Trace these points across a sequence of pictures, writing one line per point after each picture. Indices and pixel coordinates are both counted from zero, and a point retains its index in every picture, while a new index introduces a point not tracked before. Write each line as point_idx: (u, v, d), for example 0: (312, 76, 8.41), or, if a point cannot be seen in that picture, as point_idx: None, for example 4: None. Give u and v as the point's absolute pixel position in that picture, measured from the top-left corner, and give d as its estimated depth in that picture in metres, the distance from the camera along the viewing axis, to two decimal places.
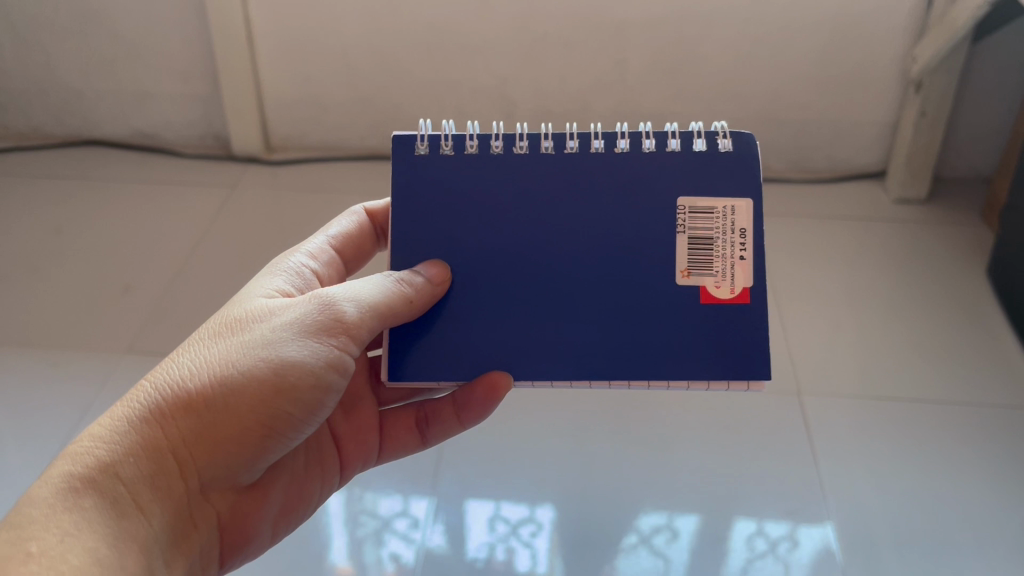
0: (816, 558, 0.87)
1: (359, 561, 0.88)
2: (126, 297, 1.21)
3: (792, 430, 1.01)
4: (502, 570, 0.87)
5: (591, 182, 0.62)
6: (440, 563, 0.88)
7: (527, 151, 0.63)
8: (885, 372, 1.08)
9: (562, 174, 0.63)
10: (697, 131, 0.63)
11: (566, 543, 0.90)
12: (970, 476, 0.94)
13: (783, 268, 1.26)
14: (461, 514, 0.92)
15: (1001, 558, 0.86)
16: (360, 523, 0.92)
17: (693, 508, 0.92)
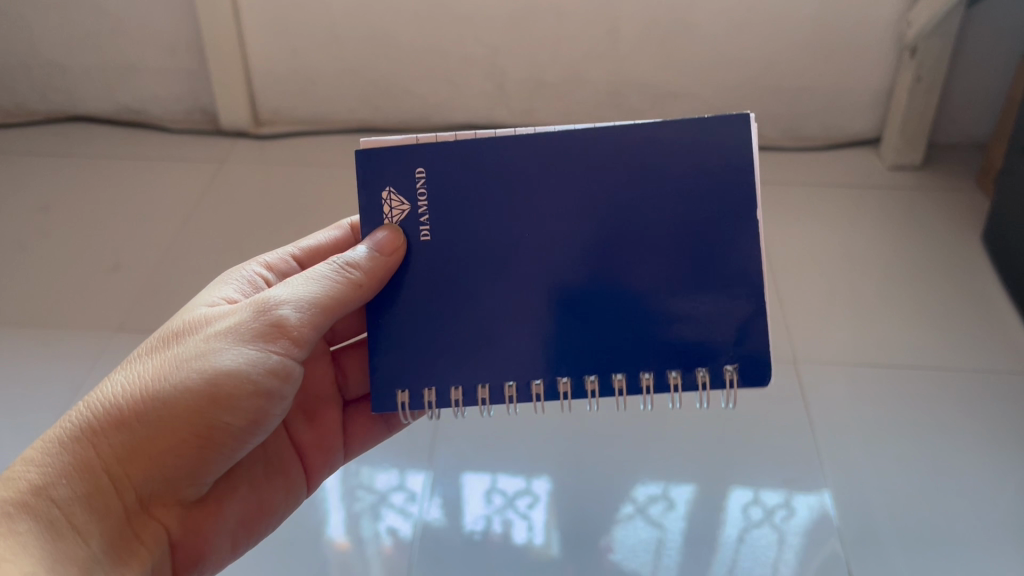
0: (811, 525, 0.87)
1: (356, 537, 0.88)
2: (115, 273, 1.20)
3: (787, 398, 1.00)
4: (499, 542, 0.87)
5: (564, 356, 0.58)
6: (438, 534, 0.88)
7: (520, 380, 0.59)
8: (886, 341, 1.07)
9: (560, 357, 0.58)
10: (705, 383, 0.57)
11: (565, 517, 0.89)
12: (971, 446, 0.94)
13: (780, 237, 1.25)
14: (458, 487, 0.92)
15: (999, 527, 0.86)
16: (356, 496, 0.91)
17: (691, 479, 0.92)
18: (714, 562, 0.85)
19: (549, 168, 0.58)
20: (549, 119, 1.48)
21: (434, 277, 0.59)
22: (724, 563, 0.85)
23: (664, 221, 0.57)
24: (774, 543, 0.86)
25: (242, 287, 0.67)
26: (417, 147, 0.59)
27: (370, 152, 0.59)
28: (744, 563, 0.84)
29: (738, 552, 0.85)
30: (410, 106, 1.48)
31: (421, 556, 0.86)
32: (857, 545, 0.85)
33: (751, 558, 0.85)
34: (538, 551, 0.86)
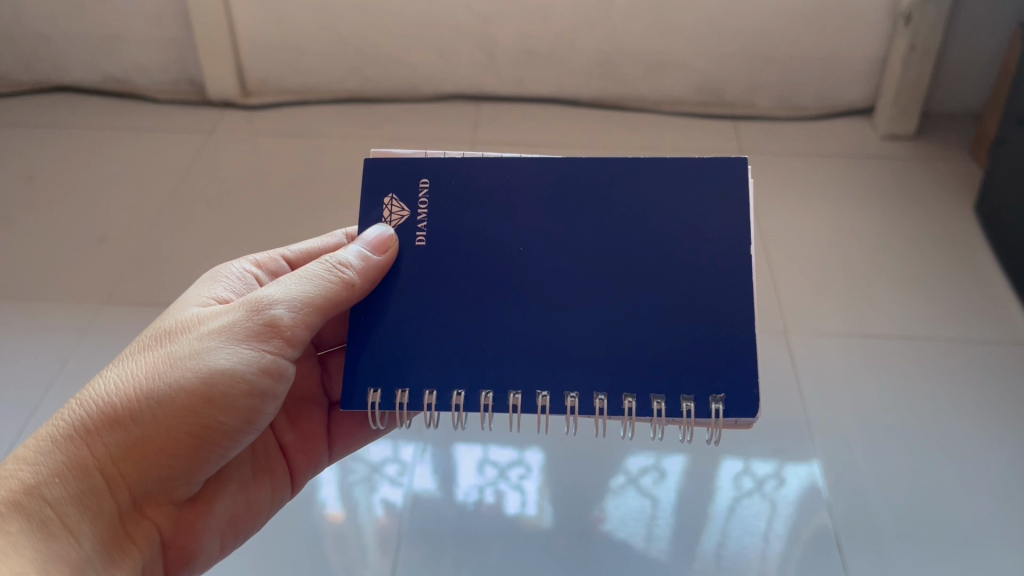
0: (801, 495, 0.87)
1: (349, 506, 0.88)
2: (103, 246, 1.19)
3: (778, 367, 1.00)
4: (491, 512, 0.87)
5: (542, 366, 0.56)
6: (431, 504, 0.88)
7: (496, 390, 0.56)
8: (877, 312, 1.07)
9: (540, 369, 0.56)
10: (689, 412, 0.54)
11: (558, 489, 0.89)
12: (961, 417, 0.94)
13: (773, 208, 1.24)
14: (450, 457, 0.92)
15: (989, 497, 0.87)
16: (349, 467, 0.91)
17: (682, 449, 0.92)
18: (705, 529, 0.85)
19: (547, 181, 0.60)
20: (540, 89, 1.46)
21: (423, 274, 0.59)
22: (714, 530, 0.85)
23: (657, 234, 0.58)
24: (764, 512, 0.86)
25: (233, 284, 0.65)
26: (426, 161, 0.62)
27: (381, 163, 0.63)
28: (734, 530, 0.85)
29: (728, 519, 0.86)
30: (401, 75, 1.46)
31: (413, 527, 0.86)
32: (846, 514, 0.86)
33: (741, 524, 0.85)
34: (531, 522, 0.87)
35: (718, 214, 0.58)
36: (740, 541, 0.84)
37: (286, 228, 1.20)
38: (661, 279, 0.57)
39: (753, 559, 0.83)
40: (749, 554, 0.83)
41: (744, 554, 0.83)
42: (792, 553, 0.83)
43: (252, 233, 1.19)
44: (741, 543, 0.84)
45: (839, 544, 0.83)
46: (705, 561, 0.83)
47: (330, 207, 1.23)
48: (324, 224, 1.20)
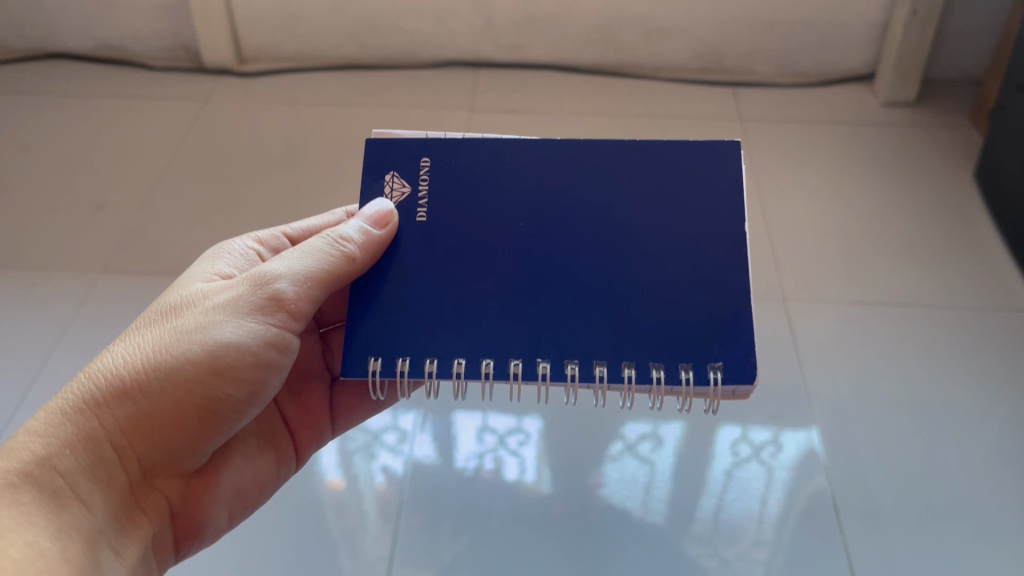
0: (799, 461, 0.88)
1: (349, 475, 0.88)
2: (99, 214, 1.18)
3: (777, 335, 1.01)
4: (490, 479, 0.88)
5: (543, 335, 0.56)
6: (430, 472, 0.89)
7: (496, 358, 0.55)
8: (878, 279, 1.07)
9: (541, 338, 0.56)
10: (689, 381, 0.54)
11: (557, 456, 0.90)
12: (957, 384, 0.95)
13: (776, 176, 1.24)
14: (449, 425, 0.93)
15: (984, 464, 0.87)
16: (348, 435, 0.92)
17: (680, 416, 0.93)
18: (703, 494, 0.86)
19: (549, 158, 0.61)
20: (538, 55, 1.45)
21: (424, 246, 0.59)
22: (711, 495, 0.86)
23: (658, 207, 0.59)
24: (762, 478, 0.87)
25: (236, 260, 0.65)
26: (427, 140, 0.63)
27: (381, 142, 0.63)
28: (732, 495, 0.86)
29: (726, 484, 0.87)
30: (397, 41, 1.45)
31: (413, 493, 0.87)
32: (842, 480, 0.86)
33: (738, 490, 0.86)
34: (530, 488, 0.87)
35: (715, 188, 0.59)
36: (738, 506, 0.85)
37: (283, 196, 1.20)
38: (663, 251, 0.58)
39: (751, 523, 0.83)
40: (746, 518, 0.84)
41: (742, 519, 0.84)
42: (791, 517, 0.84)
43: (251, 201, 1.19)
44: (739, 508, 0.85)
45: (833, 509, 0.84)
46: (703, 525, 0.84)
47: (328, 175, 1.23)
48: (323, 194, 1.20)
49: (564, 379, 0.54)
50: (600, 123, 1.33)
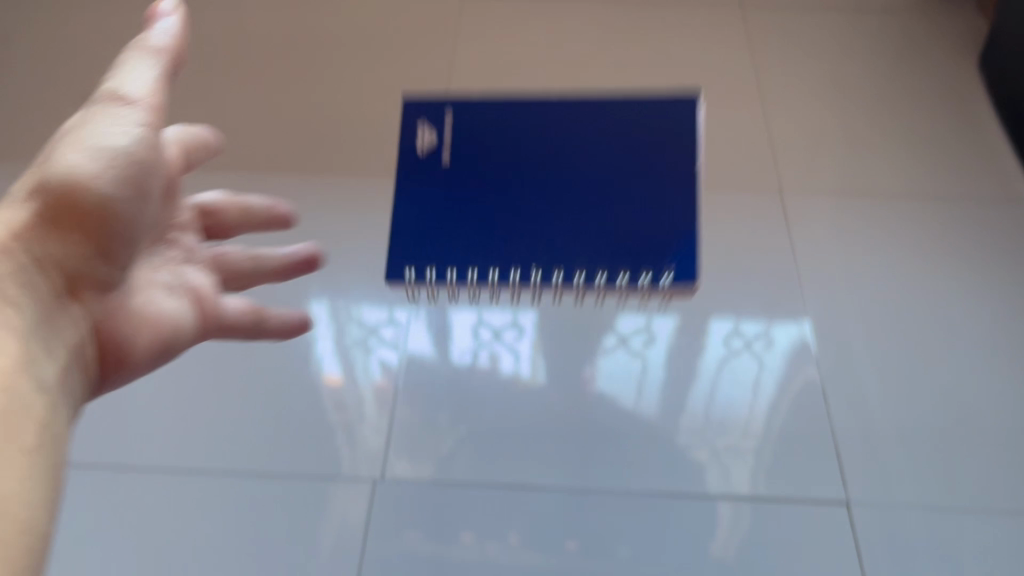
0: (789, 356, 0.89)
1: (344, 368, 0.89)
2: (75, 107, 1.13)
3: (772, 226, 1.01)
4: (486, 374, 0.89)
5: (540, 242, 0.61)
6: (427, 364, 0.90)
7: (501, 266, 0.61)
8: (877, 183, 1.05)
9: (536, 246, 0.61)
10: (658, 278, 0.60)
11: (558, 353, 0.90)
12: (952, 276, 0.96)
13: (771, 79, 1.19)
14: (445, 320, 0.93)
15: (979, 354, 0.89)
16: (345, 328, 0.92)
17: (673, 309, 0.93)
18: (693, 389, 0.87)
19: None
20: None
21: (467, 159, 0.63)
22: (702, 392, 0.87)
23: (664, 112, 0.62)
24: (753, 370, 0.88)
25: None
26: None
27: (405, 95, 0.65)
28: (724, 388, 0.87)
29: (717, 378, 0.88)
30: None
31: (411, 384, 0.88)
32: (833, 370, 0.88)
33: (730, 384, 0.87)
34: (525, 380, 0.88)
35: None
36: (730, 398, 0.86)
37: (274, 96, 1.17)
38: (671, 124, 0.62)
39: (741, 416, 0.85)
40: (738, 412, 0.85)
41: (733, 412, 0.85)
42: (781, 410, 0.85)
43: (240, 100, 1.16)
44: (730, 401, 0.86)
45: (822, 403, 0.86)
46: (694, 414, 0.85)
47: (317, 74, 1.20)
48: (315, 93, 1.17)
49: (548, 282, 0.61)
50: (594, 15, 1.29)
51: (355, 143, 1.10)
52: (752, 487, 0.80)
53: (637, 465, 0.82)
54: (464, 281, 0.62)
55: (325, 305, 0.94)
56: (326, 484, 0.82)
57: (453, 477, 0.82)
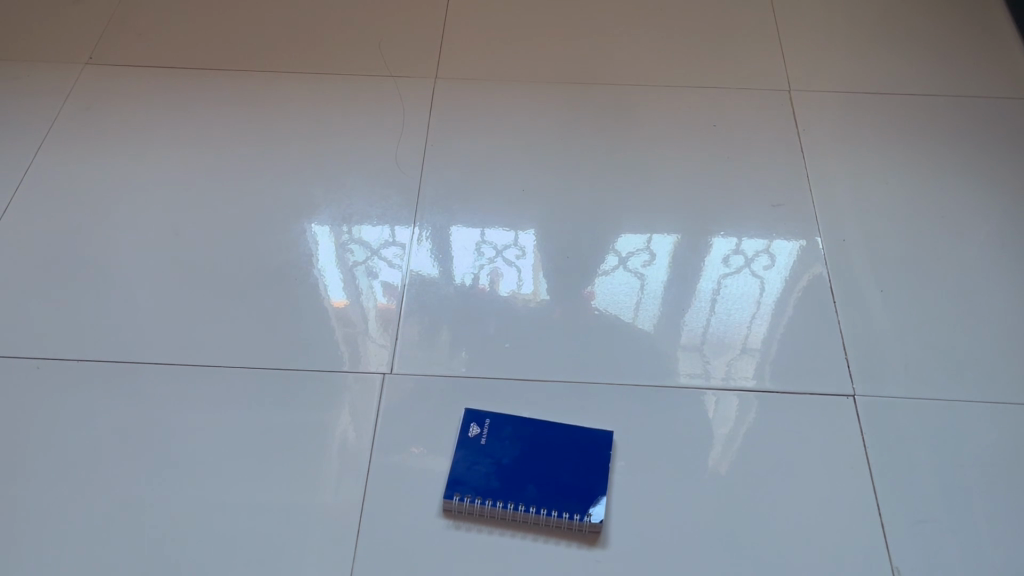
0: (789, 273, 0.98)
1: (352, 290, 0.96)
2: (262, 17, 1.28)
3: (795, 192, 1.05)
4: (485, 291, 0.96)
5: (552, 432, 0.83)
6: (426, 280, 0.97)
7: (514, 441, 0.83)
8: (921, 192, 1.05)
9: (551, 442, 0.82)
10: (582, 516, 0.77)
11: (551, 268, 0.98)
12: (993, 278, 0.97)
13: (824, 77, 1.20)
14: (447, 237, 1.01)
15: (999, 386, 0.88)
16: (349, 250, 0.99)
17: (680, 231, 1.02)
18: (692, 308, 0.95)
19: None
20: None
21: None
22: (702, 311, 0.95)
23: None
24: (745, 313, 0.94)
25: None
26: None
27: None
28: (723, 302, 0.95)
29: (716, 297, 0.96)
30: None
31: (411, 300, 0.95)
32: (848, 351, 0.91)
33: (729, 300, 0.95)
34: (526, 294, 0.96)
35: None
36: (726, 316, 0.94)
37: (432, 26, 1.27)
38: None
39: (738, 337, 0.92)
40: (734, 325, 0.93)
41: (731, 331, 0.93)
42: (778, 333, 0.93)
43: (400, 27, 1.27)
44: (727, 322, 0.94)
45: (818, 354, 0.91)
46: (692, 336, 0.92)
47: (462, 3, 1.31)
48: (410, 11, 1.29)
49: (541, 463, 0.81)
50: (715, 5, 1.31)
51: (458, 61, 1.22)
52: (727, 433, 0.85)
53: (618, 367, 0.90)
54: (486, 438, 0.83)
55: (325, 228, 1.01)
56: (318, 373, 0.89)
57: (448, 374, 0.89)
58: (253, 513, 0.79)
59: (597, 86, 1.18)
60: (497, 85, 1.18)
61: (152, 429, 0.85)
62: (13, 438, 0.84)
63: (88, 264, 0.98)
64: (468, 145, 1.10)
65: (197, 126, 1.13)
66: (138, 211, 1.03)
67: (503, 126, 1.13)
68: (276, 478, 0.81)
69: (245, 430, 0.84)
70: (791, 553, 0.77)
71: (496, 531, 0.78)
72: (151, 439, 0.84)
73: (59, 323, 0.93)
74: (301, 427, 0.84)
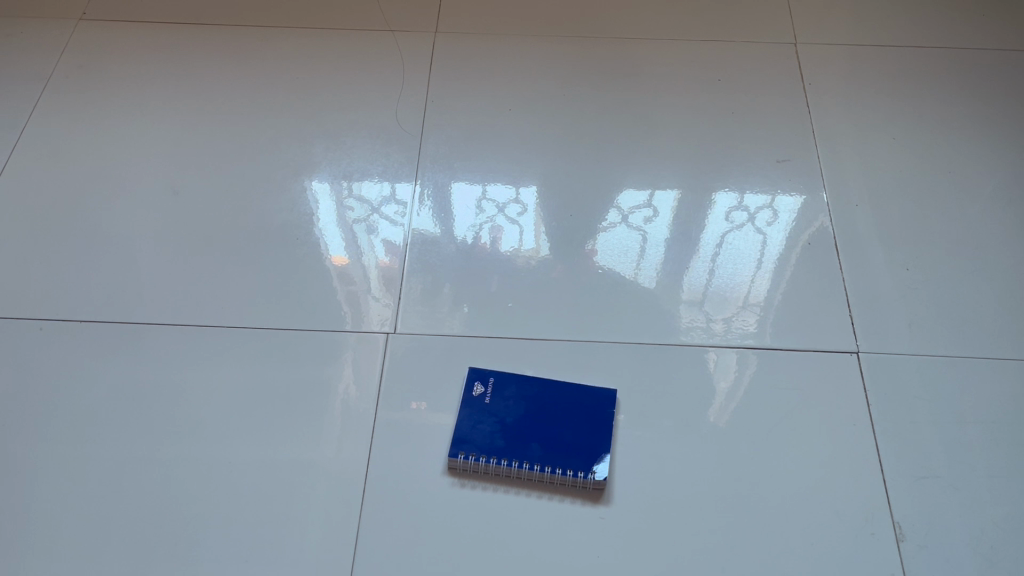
0: (792, 228, 0.97)
1: (352, 248, 0.95)
2: None
3: (798, 149, 1.04)
4: (487, 248, 0.96)
5: (556, 392, 0.83)
6: (427, 238, 0.97)
7: (518, 400, 0.83)
8: (925, 146, 1.04)
9: (554, 402, 0.83)
10: (587, 475, 0.78)
11: (552, 224, 0.98)
12: (997, 236, 0.96)
13: (829, 29, 1.19)
14: (449, 194, 1.00)
15: (1001, 344, 0.88)
16: (349, 208, 0.99)
17: (682, 188, 1.01)
18: (693, 265, 0.94)
19: None
20: None
21: None
22: (703, 268, 0.94)
23: None
24: (747, 270, 0.94)
25: None
26: None
27: None
28: (725, 258, 0.95)
29: (718, 253, 0.95)
30: None
31: (412, 258, 0.95)
32: (852, 310, 0.90)
33: (732, 256, 0.95)
34: (527, 252, 0.95)
35: None
36: (729, 272, 0.94)
37: None
38: None
39: (739, 293, 0.92)
40: (736, 281, 0.93)
41: (733, 287, 0.93)
42: (780, 289, 0.92)
43: None
44: (730, 277, 0.93)
45: (820, 309, 0.90)
46: (693, 293, 0.92)
47: None
48: None
49: (545, 422, 0.81)
50: None
51: (459, 14, 1.20)
52: (728, 387, 0.85)
53: (620, 324, 0.90)
54: (490, 398, 0.83)
55: (325, 185, 1.01)
56: (319, 332, 0.89)
57: (449, 333, 0.89)
58: (258, 470, 0.79)
59: (600, 39, 1.17)
60: (497, 41, 1.17)
61: (155, 387, 0.85)
62: (16, 398, 0.85)
63: (87, 222, 0.98)
64: (469, 100, 1.09)
65: (194, 82, 1.12)
66: (136, 169, 1.03)
67: (503, 83, 1.11)
68: (280, 437, 0.81)
69: (249, 390, 0.85)
70: (792, 506, 0.78)
71: (498, 486, 0.79)
72: (155, 397, 0.84)
73: (60, 281, 0.93)
74: (303, 386, 0.85)
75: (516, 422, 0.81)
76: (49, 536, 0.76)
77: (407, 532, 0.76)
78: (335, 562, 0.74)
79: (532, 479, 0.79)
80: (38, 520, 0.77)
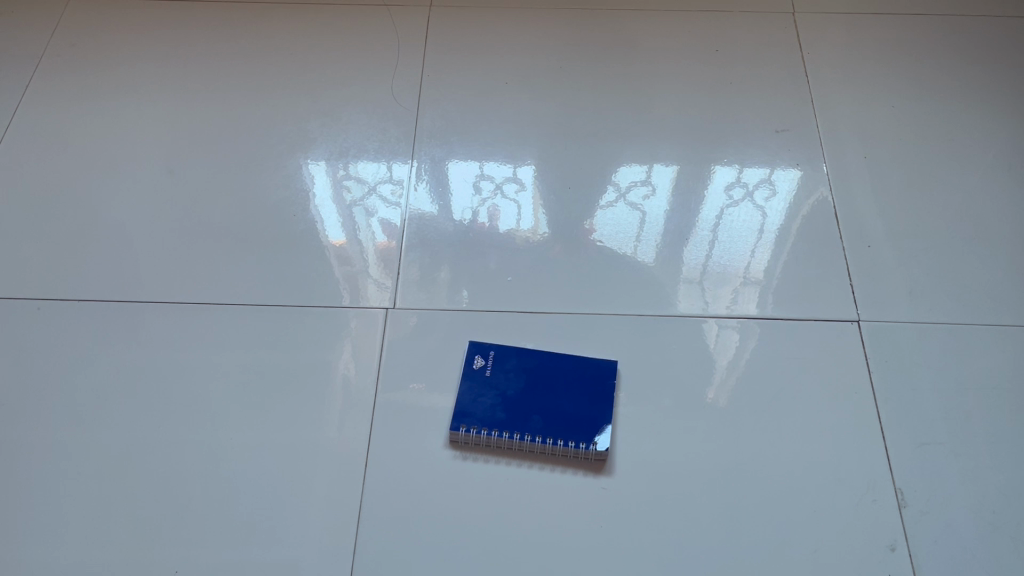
0: (791, 201, 0.97)
1: (349, 227, 0.95)
2: None
3: (798, 120, 1.03)
4: (485, 226, 0.95)
5: (556, 364, 0.83)
6: (424, 216, 0.96)
7: (518, 372, 0.83)
8: (925, 114, 1.03)
9: (555, 374, 0.83)
10: (588, 445, 0.78)
11: (551, 200, 0.97)
12: (997, 203, 0.96)
13: None
14: (445, 172, 1.00)
15: (1000, 311, 0.88)
16: (347, 187, 0.98)
17: (680, 162, 1.00)
18: (693, 240, 0.94)
19: None
20: None
21: None
22: (703, 242, 0.94)
23: None
24: (746, 243, 0.94)
25: None
26: None
27: None
28: (725, 232, 0.95)
29: (717, 227, 0.95)
30: None
31: (410, 236, 0.94)
32: (852, 279, 0.90)
33: (731, 229, 0.95)
34: (525, 230, 0.95)
35: None
36: (728, 246, 0.93)
37: None
38: None
39: (739, 268, 0.92)
40: (736, 255, 0.93)
41: (733, 261, 0.92)
42: (780, 262, 0.92)
43: None
44: (729, 251, 0.93)
45: (820, 280, 0.90)
46: (693, 269, 0.92)
47: None
48: None
49: (546, 395, 0.81)
50: None
51: None
52: (729, 362, 0.85)
53: (619, 299, 0.89)
54: (491, 371, 0.83)
55: (321, 165, 1.00)
56: (318, 310, 0.89)
57: (449, 311, 0.89)
58: (259, 449, 0.80)
59: (596, 11, 1.16)
60: (493, 14, 1.15)
61: (156, 368, 0.85)
62: (18, 382, 0.85)
63: (83, 204, 0.97)
64: (465, 75, 1.08)
65: (187, 61, 1.11)
66: (131, 150, 1.02)
67: (499, 57, 1.10)
68: (281, 416, 0.82)
69: (249, 368, 0.85)
70: (792, 478, 0.78)
71: (500, 461, 0.79)
72: (156, 379, 0.84)
73: (58, 264, 0.92)
74: (303, 363, 0.85)
75: (517, 394, 0.81)
76: (55, 520, 0.77)
77: (410, 508, 0.77)
78: (339, 538, 0.75)
79: (533, 452, 0.79)
80: (44, 503, 0.78)
